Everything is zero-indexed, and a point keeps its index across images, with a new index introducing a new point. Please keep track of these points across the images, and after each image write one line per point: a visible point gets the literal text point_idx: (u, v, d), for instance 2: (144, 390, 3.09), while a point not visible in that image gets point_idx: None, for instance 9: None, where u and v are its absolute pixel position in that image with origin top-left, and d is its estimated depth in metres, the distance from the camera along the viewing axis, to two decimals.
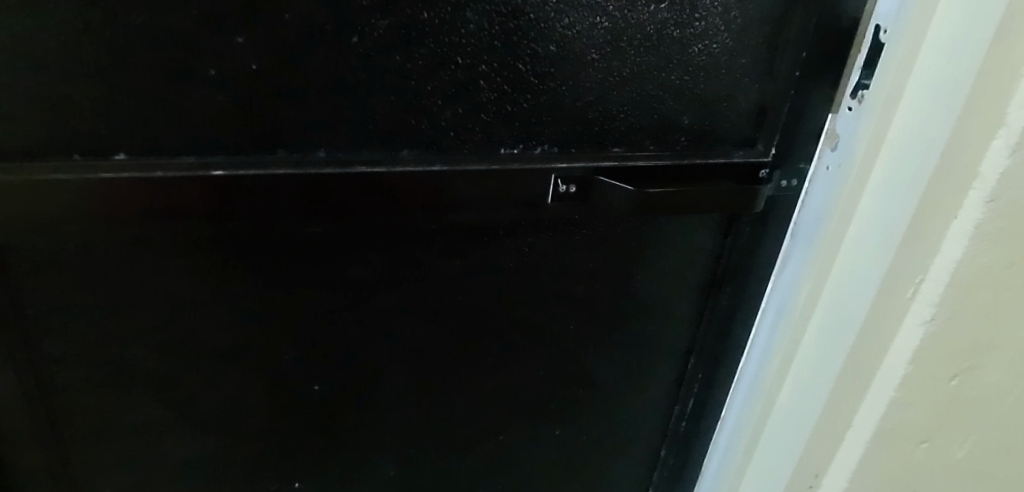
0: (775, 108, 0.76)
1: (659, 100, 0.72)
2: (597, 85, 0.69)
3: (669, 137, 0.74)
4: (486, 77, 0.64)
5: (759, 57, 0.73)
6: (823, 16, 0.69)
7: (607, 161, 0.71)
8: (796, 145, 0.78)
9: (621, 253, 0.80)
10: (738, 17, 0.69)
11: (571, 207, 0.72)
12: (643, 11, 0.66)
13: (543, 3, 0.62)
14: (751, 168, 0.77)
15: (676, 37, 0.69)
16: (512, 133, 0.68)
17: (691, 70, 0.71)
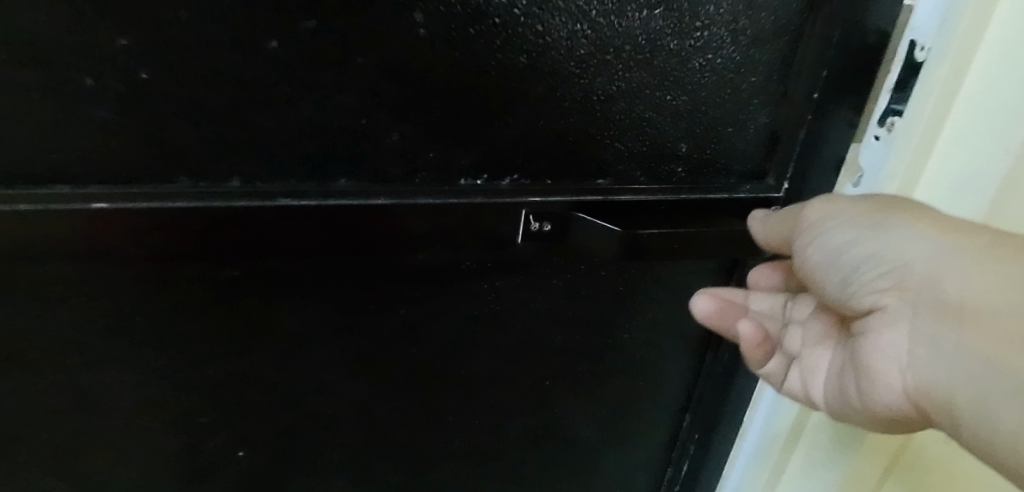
0: (788, 135, 0.65)
1: (651, 123, 0.61)
2: (578, 106, 0.58)
3: (663, 166, 0.64)
4: (443, 93, 0.53)
5: (770, 75, 0.62)
6: (850, 29, 0.58)
7: (587, 195, 0.61)
8: (812, 178, 0.67)
9: (606, 300, 0.69)
10: (747, 27, 0.58)
11: (544, 247, 0.61)
12: (633, 17, 0.55)
13: (510, 6, 0.51)
14: (759, 204, 0.67)
15: (672, 50, 0.57)
16: (476, 160, 0.57)
17: (690, 89, 0.60)
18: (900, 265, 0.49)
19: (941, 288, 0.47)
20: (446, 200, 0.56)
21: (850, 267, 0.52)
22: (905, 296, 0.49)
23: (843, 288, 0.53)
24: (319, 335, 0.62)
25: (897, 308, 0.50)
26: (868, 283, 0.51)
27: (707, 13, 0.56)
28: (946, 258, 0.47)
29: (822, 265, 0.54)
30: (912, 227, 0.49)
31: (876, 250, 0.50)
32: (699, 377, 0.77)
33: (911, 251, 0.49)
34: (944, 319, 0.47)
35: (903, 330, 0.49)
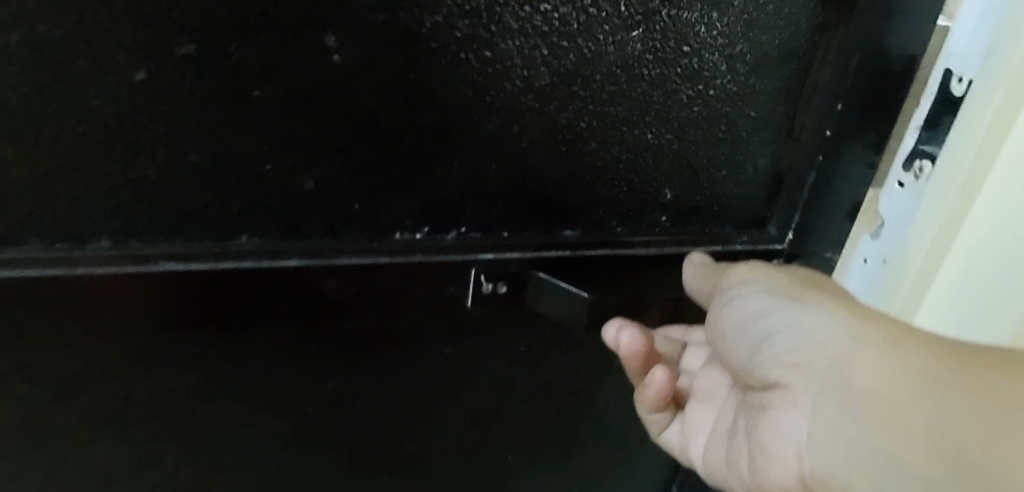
0: (795, 177, 0.55)
1: (629, 165, 0.51)
2: (540, 146, 0.48)
3: (644, 214, 0.54)
4: (370, 133, 0.43)
5: (773, 109, 0.52)
6: (869, 55, 0.49)
7: (552, 250, 0.51)
8: (821, 227, 0.56)
9: (579, 366, 0.58)
10: (746, 52, 0.49)
11: (501, 309, 0.52)
12: (607, 41, 0.45)
13: (452, 27, 0.41)
14: (759, 257, 0.58)
15: (656, 80, 0.48)
16: (415, 212, 0.47)
17: (677, 125, 0.50)
18: (810, 341, 0.37)
19: (846, 372, 0.34)
20: (376, 259, 0.46)
21: (759, 337, 0.41)
22: (803, 373, 0.36)
23: (749, 359, 0.41)
24: (226, 423, 0.51)
25: (798, 384, 0.36)
26: (772, 353, 0.39)
27: (697, 35, 0.47)
28: (858, 342, 0.35)
29: (736, 331, 0.43)
30: (833, 307, 0.37)
31: (787, 323, 0.39)
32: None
33: (822, 329, 0.36)
34: (842, 406, 0.33)
35: (800, 412, 0.36)
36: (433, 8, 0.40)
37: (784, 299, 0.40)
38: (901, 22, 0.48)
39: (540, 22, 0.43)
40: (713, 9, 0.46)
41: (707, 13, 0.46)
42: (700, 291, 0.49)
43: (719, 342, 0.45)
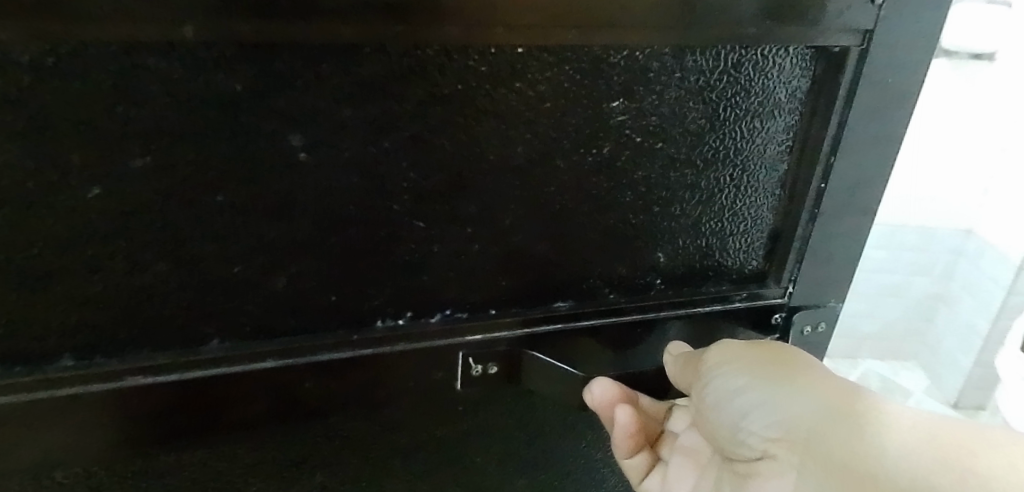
0: (790, 232, 0.53)
1: (620, 234, 0.49)
2: (525, 223, 0.46)
3: (638, 278, 0.52)
4: (345, 227, 0.41)
5: (766, 165, 0.50)
6: (859, 106, 0.47)
7: (543, 325, 0.49)
8: (819, 274, 0.55)
9: (579, 435, 0.56)
10: (735, 112, 0.46)
11: (493, 390, 0.50)
12: (588, 114, 0.43)
13: (423, 113, 0.39)
14: (760, 313, 0.56)
15: (643, 148, 0.46)
16: (398, 298, 0.45)
17: (667, 188, 0.48)
18: (789, 418, 0.40)
19: (828, 448, 0.38)
20: (358, 351, 0.44)
21: (738, 414, 0.42)
22: (791, 446, 0.39)
23: (731, 434, 0.43)
24: None
25: (786, 459, 0.39)
26: (753, 429, 0.41)
27: (682, 100, 0.45)
28: (829, 415, 0.39)
29: (713, 408, 0.44)
30: (801, 382, 0.41)
31: (764, 403, 0.41)
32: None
33: (797, 406, 0.40)
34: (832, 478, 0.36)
35: (789, 485, 0.39)
36: (405, 97, 0.38)
37: (753, 375, 0.42)
38: (888, 70, 0.46)
39: (518, 101, 0.41)
40: (697, 73, 0.44)
41: (690, 78, 0.44)
42: (681, 379, 0.47)
43: (700, 417, 0.46)
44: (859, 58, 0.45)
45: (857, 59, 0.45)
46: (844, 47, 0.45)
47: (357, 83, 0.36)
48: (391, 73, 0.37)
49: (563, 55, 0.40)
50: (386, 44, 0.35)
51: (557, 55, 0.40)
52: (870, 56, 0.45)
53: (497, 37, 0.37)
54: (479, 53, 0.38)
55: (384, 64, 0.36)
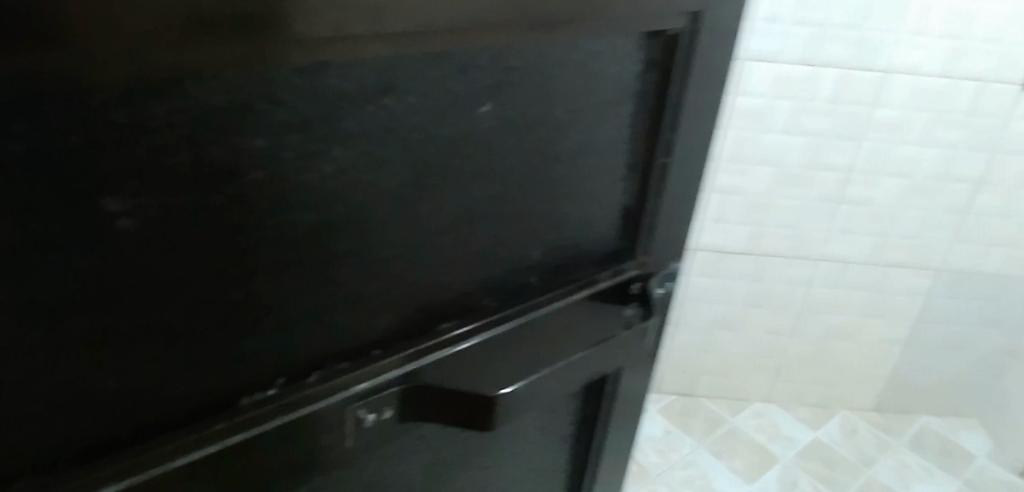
0: (646, 210, 0.52)
1: (495, 240, 0.45)
2: (400, 250, 0.40)
3: (517, 281, 0.49)
4: (189, 296, 0.32)
5: (623, 151, 0.49)
6: (694, 83, 0.46)
7: (432, 355, 0.43)
8: (669, 246, 0.56)
9: (471, 454, 0.53)
10: (595, 101, 0.45)
11: (386, 437, 0.43)
12: (458, 122, 0.38)
13: (277, 148, 0.31)
14: (621, 288, 0.54)
15: (510, 149, 0.42)
16: (267, 361, 0.38)
17: (536, 188, 0.45)
18: None
19: None
20: (224, 443, 0.35)
21: None
22: None
23: None
24: None
25: None
26: None
27: (543, 94, 0.41)
28: None
29: None
30: None
31: None
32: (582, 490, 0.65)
33: None
34: None
35: None
36: (255, 129, 0.30)
37: None
38: (717, 47, 0.46)
39: (386, 119, 0.35)
40: (557, 62, 0.40)
41: (551, 72, 0.41)
42: None
43: None
44: (694, 38, 0.44)
45: (688, 40, 0.44)
46: (679, 29, 0.44)
47: (187, 122, 0.28)
48: (233, 102, 0.28)
49: (429, 61, 0.34)
50: (219, 69, 0.27)
51: (421, 63, 0.34)
52: (703, 35, 0.44)
53: (361, 49, 0.30)
54: (339, 69, 0.31)
55: (223, 92, 0.28)
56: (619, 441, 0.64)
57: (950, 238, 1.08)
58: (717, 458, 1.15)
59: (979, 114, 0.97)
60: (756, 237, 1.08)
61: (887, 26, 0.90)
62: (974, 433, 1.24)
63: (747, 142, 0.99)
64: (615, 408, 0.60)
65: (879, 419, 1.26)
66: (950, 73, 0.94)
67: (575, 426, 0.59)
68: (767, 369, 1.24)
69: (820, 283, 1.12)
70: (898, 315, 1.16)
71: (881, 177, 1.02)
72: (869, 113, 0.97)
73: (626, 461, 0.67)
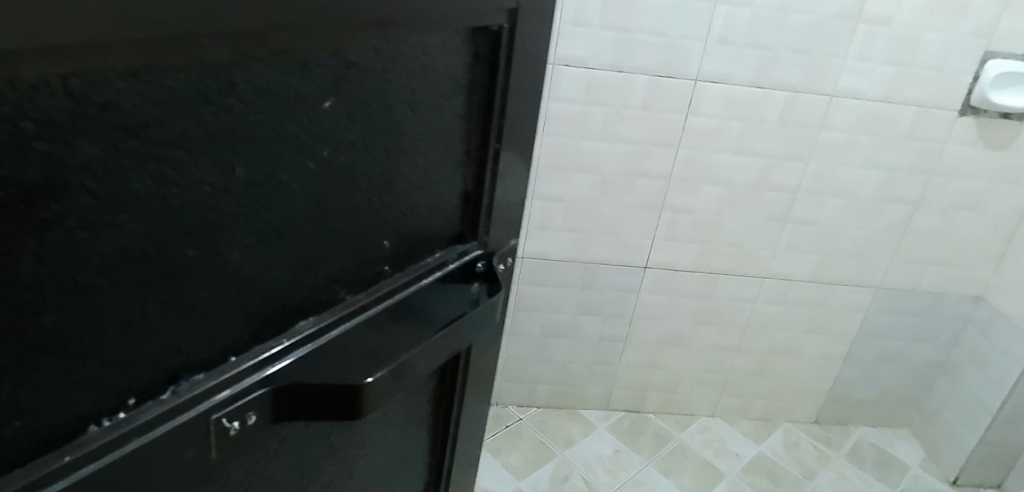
0: (482, 192, 0.55)
1: (346, 232, 0.47)
2: (253, 252, 0.41)
3: (368, 270, 0.50)
4: (26, 317, 0.30)
5: (456, 137, 0.52)
6: (516, 74, 0.50)
7: (293, 353, 0.43)
8: (505, 224, 0.60)
9: (333, 448, 0.53)
10: (425, 91, 0.47)
11: (251, 442, 0.43)
12: (303, 119, 0.39)
13: (114, 154, 0.31)
14: (467, 268, 0.57)
15: (352, 142, 0.43)
16: (114, 381, 0.36)
17: (377, 178, 0.47)
18: None
19: None
20: (77, 475, 0.33)
21: None
22: None
23: None
24: None
25: None
26: None
27: (380, 91, 0.43)
28: None
29: None
30: None
31: None
32: (445, 464, 0.68)
33: None
34: None
35: None
36: (88, 134, 0.29)
37: None
38: (532, 41, 0.50)
39: (228, 120, 0.35)
40: (391, 59, 0.43)
41: (387, 66, 0.43)
42: None
43: None
44: (513, 34, 0.48)
45: (508, 36, 0.48)
46: (500, 25, 0.47)
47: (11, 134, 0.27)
48: (60, 108, 0.28)
49: (268, 59, 0.35)
50: (42, 72, 0.26)
51: (260, 62, 0.35)
52: (520, 31, 0.49)
53: (197, 49, 0.31)
54: (176, 70, 0.31)
55: (52, 96, 0.28)
56: (475, 411, 0.68)
57: (891, 255, 1.26)
58: (665, 476, 1.32)
59: (920, 137, 1.14)
60: (705, 255, 1.25)
61: (835, 51, 1.05)
62: (907, 443, 1.47)
63: (698, 160, 1.14)
64: (470, 381, 0.63)
65: (818, 431, 1.48)
66: (893, 98, 1.10)
67: (432, 404, 0.62)
68: (715, 383, 1.44)
69: (765, 301, 1.31)
70: (835, 329, 1.35)
71: (826, 198, 1.19)
72: (817, 134, 1.12)
73: (483, 429, 0.71)
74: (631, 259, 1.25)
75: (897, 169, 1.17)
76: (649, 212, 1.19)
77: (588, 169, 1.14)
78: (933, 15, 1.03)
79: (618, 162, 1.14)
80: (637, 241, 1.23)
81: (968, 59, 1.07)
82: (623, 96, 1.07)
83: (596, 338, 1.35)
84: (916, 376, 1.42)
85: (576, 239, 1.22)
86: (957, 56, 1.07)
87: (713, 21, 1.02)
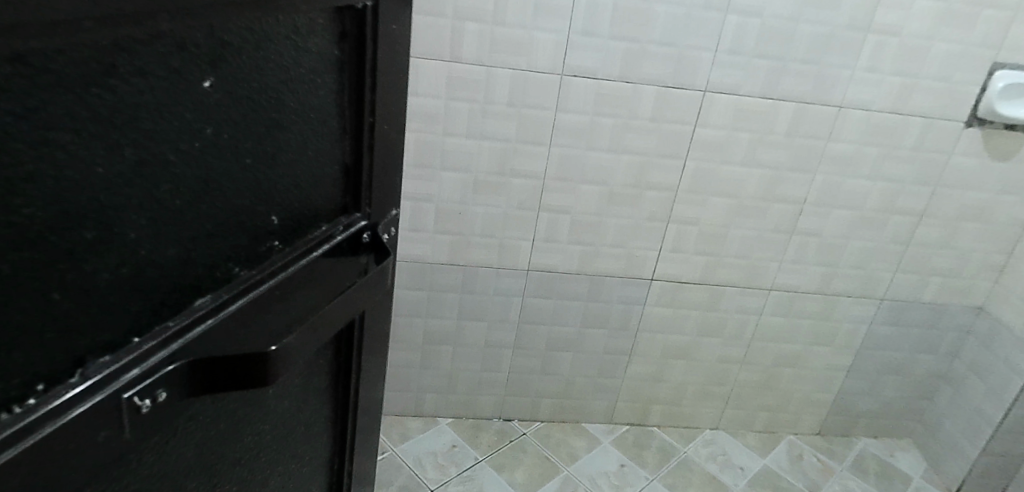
0: (360, 165, 0.58)
1: (233, 209, 0.48)
2: (148, 231, 0.41)
3: (256, 246, 0.51)
4: None
5: (329, 114, 0.54)
6: (381, 51, 0.54)
7: (197, 328, 0.44)
8: (386, 195, 0.63)
9: (237, 422, 0.54)
10: (296, 69, 0.49)
11: (161, 420, 0.43)
12: (183, 99, 0.40)
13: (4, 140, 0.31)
14: (354, 238, 0.60)
15: (233, 121, 0.45)
16: (19, 367, 0.35)
17: (256, 154, 0.48)
18: None
19: None
20: None
21: None
22: None
23: None
24: None
25: None
26: None
27: (255, 72, 0.45)
28: None
29: None
30: None
31: None
32: (347, 427, 0.71)
33: None
34: None
35: None
36: None
37: None
38: (394, 20, 0.54)
39: (112, 101, 0.35)
40: (265, 37, 0.45)
41: (258, 45, 0.44)
42: None
43: None
44: (376, 12, 0.52)
45: (371, 14, 0.51)
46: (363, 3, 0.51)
47: None
48: None
49: (143, 40, 0.36)
50: None
51: (137, 43, 0.35)
52: (381, 10, 0.52)
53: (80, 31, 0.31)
54: (54, 52, 0.31)
55: None
56: (371, 376, 0.72)
57: (894, 267, 1.28)
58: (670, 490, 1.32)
59: (925, 149, 1.16)
60: (713, 267, 1.26)
61: (843, 62, 1.07)
62: (910, 454, 1.48)
63: (707, 172, 1.16)
64: (364, 344, 0.66)
65: (821, 443, 1.49)
66: (899, 110, 1.13)
67: (331, 371, 0.65)
68: (721, 396, 1.44)
69: (771, 313, 1.33)
70: (841, 343, 1.37)
71: (831, 211, 1.21)
72: (824, 146, 1.15)
73: (380, 392, 0.75)
74: (637, 271, 1.26)
75: (901, 181, 1.19)
76: (657, 224, 1.21)
77: (596, 181, 1.15)
78: (942, 26, 1.06)
79: (624, 174, 1.15)
80: (643, 254, 1.24)
81: (974, 69, 1.10)
82: (632, 106, 1.09)
83: (600, 351, 1.36)
84: (918, 387, 1.44)
85: (583, 251, 1.23)
86: (963, 67, 1.09)
87: (723, 32, 1.04)
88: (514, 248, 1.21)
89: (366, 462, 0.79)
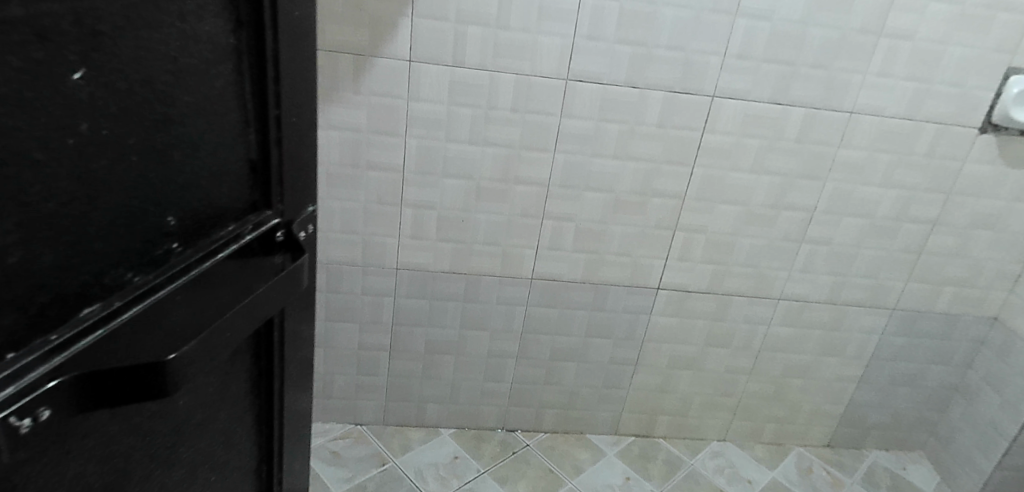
0: (272, 159, 0.52)
1: (124, 209, 0.40)
2: (20, 237, 0.34)
3: (158, 249, 0.44)
4: None
5: (232, 107, 0.48)
6: (282, 38, 0.49)
7: (80, 341, 0.38)
8: (299, 190, 0.57)
9: (150, 444, 0.47)
10: (193, 53, 0.43)
11: (44, 442, 0.37)
12: (49, 88, 0.34)
13: None
14: (265, 237, 0.54)
15: (115, 114, 0.38)
16: None
17: (153, 151, 0.41)
18: None
19: None
20: None
21: None
22: None
23: None
24: None
25: None
26: None
27: (136, 50, 0.38)
28: None
29: None
30: None
31: None
32: (275, 439, 0.65)
33: None
34: None
35: None
36: None
37: None
38: (293, 6, 0.49)
39: None
40: (147, 7, 0.38)
41: (142, 27, 0.38)
42: None
43: None
44: None
45: None
46: None
47: None
48: None
49: None
50: None
51: None
52: None
53: None
54: None
55: None
56: (297, 382, 0.66)
57: (904, 276, 1.19)
58: None
59: (936, 158, 1.08)
60: (720, 276, 1.18)
61: (854, 66, 0.99)
62: (921, 468, 1.38)
63: (716, 180, 1.07)
64: (285, 349, 0.61)
65: (830, 455, 1.38)
66: (913, 116, 1.04)
67: (253, 380, 0.59)
68: (727, 408, 1.35)
69: (779, 323, 1.24)
70: (854, 353, 1.28)
71: (841, 219, 1.13)
72: (835, 153, 1.06)
73: (308, 399, 0.70)
74: (643, 279, 1.17)
75: (915, 189, 1.11)
76: (663, 232, 1.12)
77: (600, 188, 1.07)
78: (957, 30, 0.98)
79: (631, 182, 1.07)
80: (649, 262, 1.15)
81: (990, 75, 1.01)
82: (639, 113, 1.01)
83: (605, 360, 1.27)
84: (929, 398, 1.34)
85: (587, 259, 1.14)
86: (977, 70, 1.01)
87: (733, 36, 0.96)
88: (519, 257, 1.13)
89: (299, 474, 0.73)
